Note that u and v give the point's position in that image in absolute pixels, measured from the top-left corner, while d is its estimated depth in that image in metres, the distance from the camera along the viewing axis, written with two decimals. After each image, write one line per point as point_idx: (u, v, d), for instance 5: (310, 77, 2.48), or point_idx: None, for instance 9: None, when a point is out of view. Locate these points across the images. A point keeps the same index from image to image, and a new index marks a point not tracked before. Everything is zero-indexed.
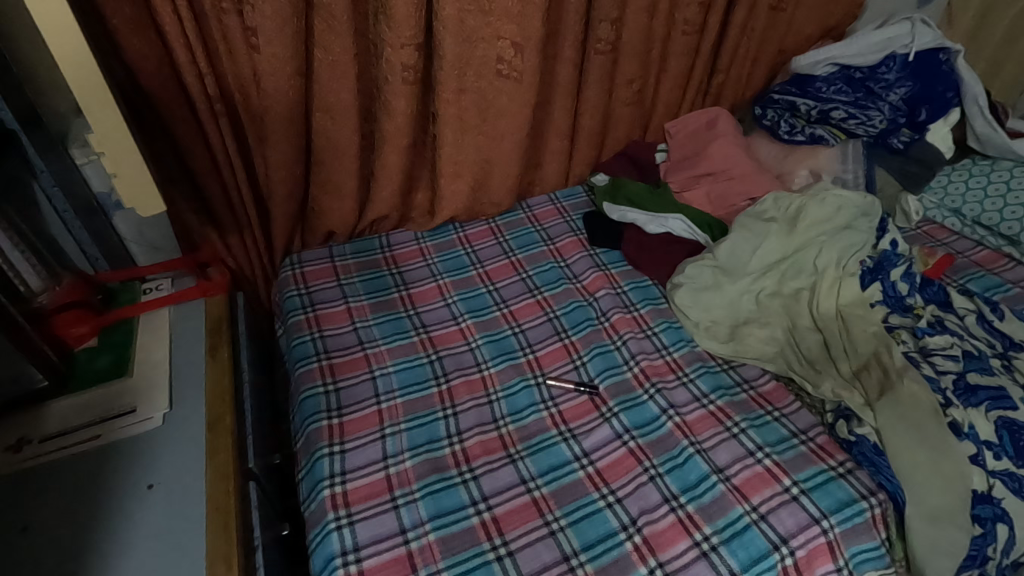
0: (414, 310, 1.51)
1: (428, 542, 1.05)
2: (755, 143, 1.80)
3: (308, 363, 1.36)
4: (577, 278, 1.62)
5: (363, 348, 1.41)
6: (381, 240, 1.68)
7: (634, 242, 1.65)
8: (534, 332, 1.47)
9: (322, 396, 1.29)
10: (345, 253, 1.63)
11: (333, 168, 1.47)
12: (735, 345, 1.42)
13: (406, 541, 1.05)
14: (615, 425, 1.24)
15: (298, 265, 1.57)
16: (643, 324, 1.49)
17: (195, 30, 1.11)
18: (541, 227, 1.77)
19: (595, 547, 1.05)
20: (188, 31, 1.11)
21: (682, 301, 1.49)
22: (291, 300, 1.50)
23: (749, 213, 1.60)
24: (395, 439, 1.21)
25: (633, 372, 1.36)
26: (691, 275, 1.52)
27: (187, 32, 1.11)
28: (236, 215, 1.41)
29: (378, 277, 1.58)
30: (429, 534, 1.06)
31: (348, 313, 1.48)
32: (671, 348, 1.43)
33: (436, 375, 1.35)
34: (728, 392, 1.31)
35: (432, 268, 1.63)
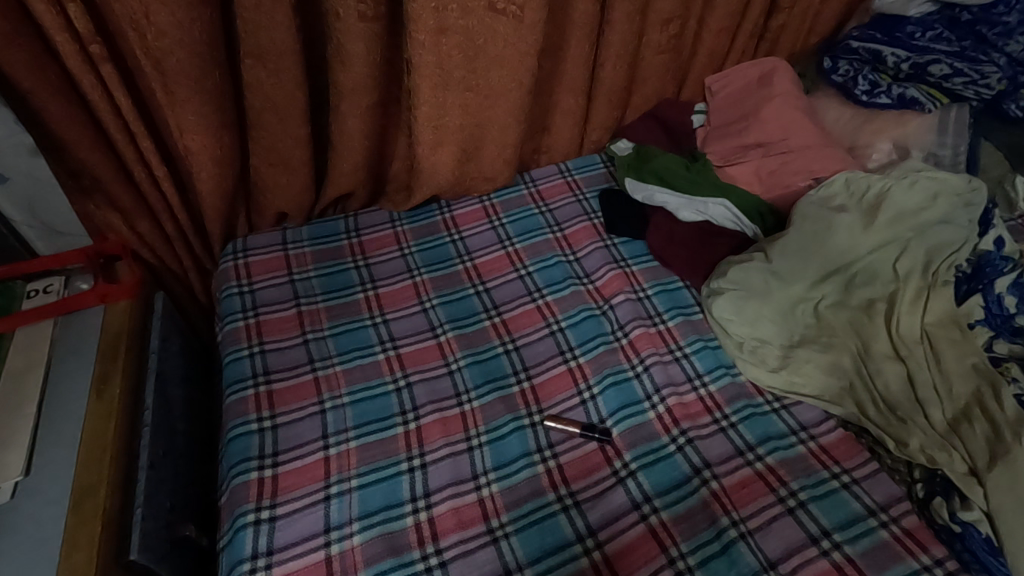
0: (382, 318, 1.20)
1: (351, 547, 0.88)
2: (820, 106, 1.43)
3: (243, 389, 1.07)
4: (589, 277, 1.30)
5: (314, 368, 1.11)
6: (348, 223, 1.37)
7: (663, 232, 1.31)
8: (532, 350, 1.16)
9: (255, 436, 1.01)
10: (303, 240, 1.32)
11: (276, 133, 1.14)
12: (789, 375, 1.11)
13: (327, 543, 0.89)
14: (632, 489, 0.96)
15: (242, 254, 1.27)
16: (670, 341, 1.18)
17: None
18: (546, 208, 1.43)
19: (546, 560, 0.88)
20: None
21: (721, 314, 1.17)
22: (231, 301, 1.21)
23: (814, 200, 1.23)
24: (342, 503, 0.93)
25: (657, 411, 1.06)
26: (736, 279, 1.17)
27: None
28: (147, 196, 1.08)
29: (340, 272, 1.28)
30: (354, 536, 0.89)
31: (299, 320, 1.19)
32: (706, 377, 1.12)
33: (403, 408, 1.06)
34: (782, 445, 1.02)
35: (408, 260, 1.31)
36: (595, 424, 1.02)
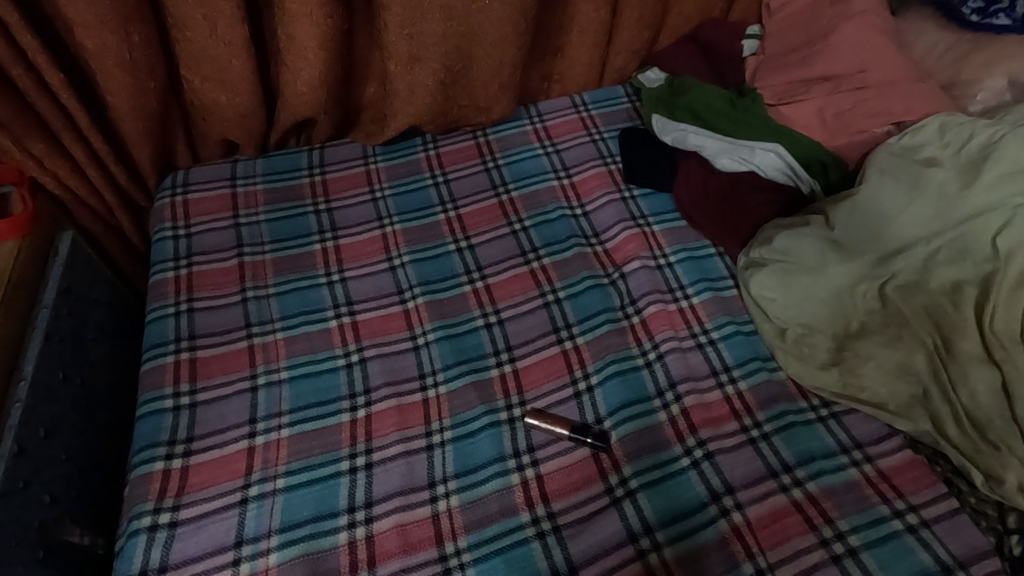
0: (339, 277, 0.98)
1: (264, 569, 0.70)
2: (909, 31, 1.12)
3: (162, 355, 0.88)
4: (597, 236, 1.05)
5: (249, 334, 0.91)
6: (311, 157, 1.14)
7: (695, 183, 1.05)
8: (518, 324, 0.93)
9: (168, 416, 0.82)
10: (256, 175, 1.10)
11: (203, 35, 0.90)
12: (843, 375, 0.86)
13: (236, 561, 0.70)
14: (630, 514, 0.74)
15: (181, 189, 1.07)
16: (692, 322, 0.94)
17: None
18: (553, 148, 1.17)
19: None
20: None
21: (758, 294, 0.94)
22: (163, 246, 1.01)
23: (896, 149, 0.96)
24: (260, 509, 0.74)
25: (670, 413, 0.83)
26: (782, 248, 0.94)
27: None
28: (38, 108, 0.86)
29: (296, 217, 1.06)
30: (271, 555, 0.71)
31: (238, 272, 0.98)
32: (735, 371, 0.89)
33: (352, 390, 0.86)
34: (828, 467, 0.78)
35: (379, 206, 1.08)
36: (590, 427, 0.80)
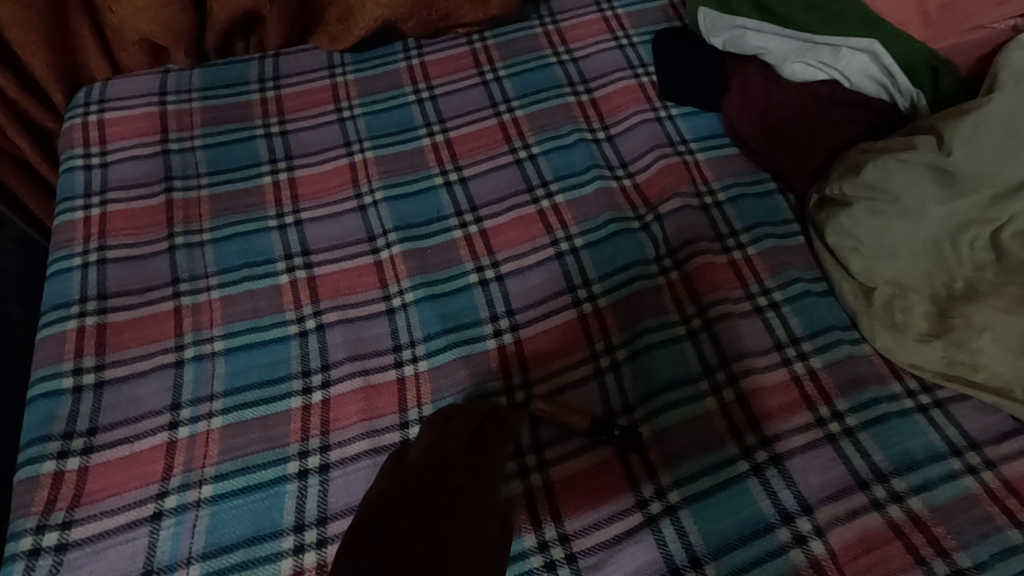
0: (294, 220, 0.77)
1: None
2: None
3: (64, 320, 0.68)
4: (624, 166, 0.83)
5: (176, 292, 0.71)
6: (262, 66, 0.90)
7: (754, 98, 0.82)
8: (522, 280, 0.72)
9: (66, 400, 0.63)
10: (191, 90, 0.87)
11: None
12: (950, 351, 0.65)
13: None
14: (670, 539, 0.55)
15: (96, 106, 0.84)
16: (748, 279, 0.72)
17: None
18: (568, 55, 0.92)
19: None
20: None
21: (837, 241, 0.72)
22: (71, 178, 0.79)
23: None
24: (179, 528, 0.56)
25: (721, 399, 0.63)
26: (872, 181, 0.70)
27: None
28: None
29: (242, 142, 0.83)
30: None
31: (166, 212, 0.77)
32: (805, 343, 0.67)
33: (305, 367, 0.66)
34: (936, 475, 0.58)
35: (347, 128, 0.85)
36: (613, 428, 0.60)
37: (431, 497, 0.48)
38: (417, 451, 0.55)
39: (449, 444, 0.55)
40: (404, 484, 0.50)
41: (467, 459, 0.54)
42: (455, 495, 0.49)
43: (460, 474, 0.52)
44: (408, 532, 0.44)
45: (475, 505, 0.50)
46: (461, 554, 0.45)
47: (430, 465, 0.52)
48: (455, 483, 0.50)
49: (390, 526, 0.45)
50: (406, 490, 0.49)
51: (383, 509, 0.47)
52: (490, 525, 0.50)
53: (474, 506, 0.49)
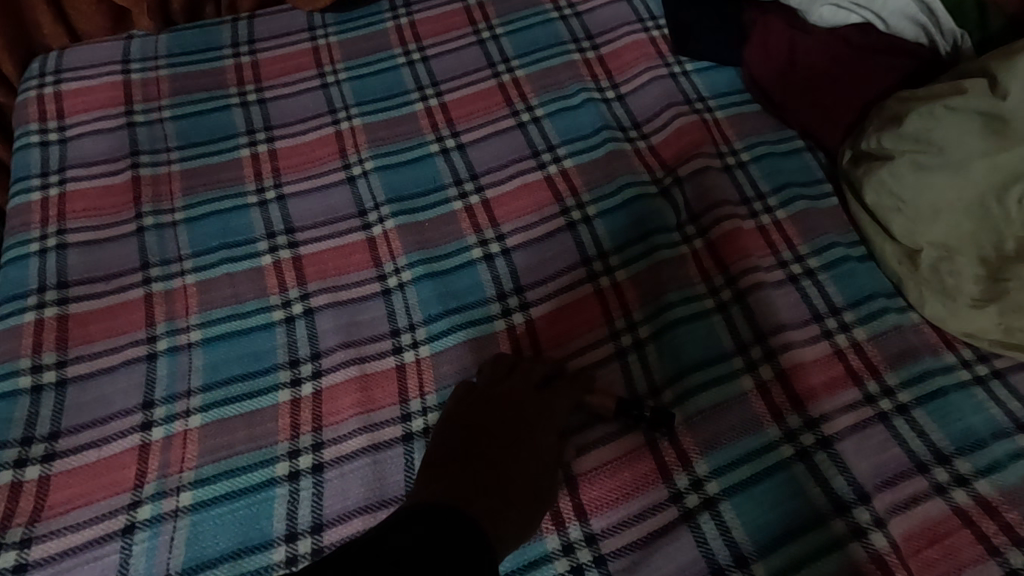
0: (275, 195, 0.69)
1: None
2: None
3: (19, 312, 0.61)
4: (637, 127, 0.75)
5: (146, 278, 0.64)
6: (235, 30, 0.82)
7: (777, 49, 0.74)
8: (530, 253, 0.65)
9: (23, 402, 0.56)
10: (157, 57, 0.79)
11: None
12: (1007, 316, 0.58)
13: None
14: (710, 534, 0.49)
15: (52, 77, 0.76)
16: (779, 244, 0.66)
17: None
18: (571, 10, 0.84)
19: None
20: None
21: (877, 201, 0.65)
22: (26, 156, 0.71)
23: None
24: (154, 542, 0.50)
25: (757, 378, 0.57)
26: (915, 131, 0.63)
27: None
28: None
29: (215, 112, 0.75)
30: None
31: (132, 191, 0.69)
32: (847, 314, 0.61)
33: (294, 357, 0.59)
34: (1004, 454, 0.52)
35: (331, 94, 0.77)
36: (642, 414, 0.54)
37: (500, 433, 0.50)
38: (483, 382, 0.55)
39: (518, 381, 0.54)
40: (473, 419, 0.51)
41: (531, 394, 0.54)
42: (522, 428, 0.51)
43: (528, 413, 0.52)
44: (481, 469, 0.47)
45: (540, 437, 0.51)
46: (528, 483, 0.48)
47: (500, 398, 0.53)
48: (522, 416, 0.52)
49: (462, 463, 0.47)
50: (476, 425, 0.51)
51: (454, 445, 0.49)
52: (556, 454, 0.52)
53: (540, 440, 0.51)
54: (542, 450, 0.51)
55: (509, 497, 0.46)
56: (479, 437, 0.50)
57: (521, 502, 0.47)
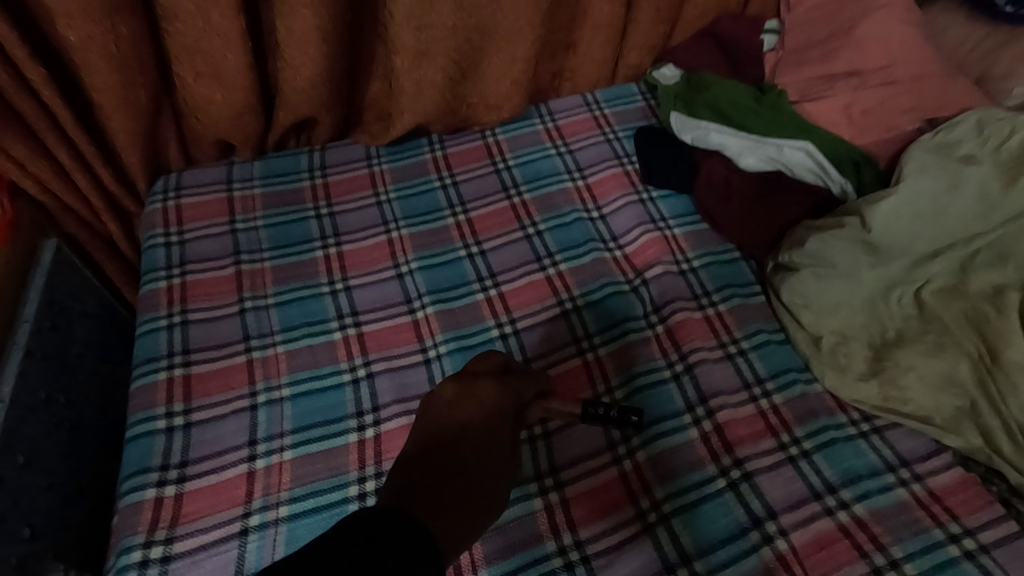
0: (343, 286, 0.92)
1: None
2: (938, 24, 1.07)
3: (154, 372, 0.81)
4: (616, 240, 1.00)
5: (248, 348, 0.85)
6: (312, 159, 1.07)
7: (717, 183, 1.00)
8: (536, 335, 0.88)
9: (160, 438, 0.76)
10: (253, 179, 1.04)
11: (196, 27, 0.83)
12: (883, 387, 0.80)
13: None
14: (664, 542, 0.69)
15: (174, 194, 1.00)
16: (720, 331, 0.88)
17: None
18: (566, 148, 1.11)
19: None
20: None
21: (791, 299, 0.88)
22: (155, 254, 0.94)
23: (932, 145, 0.91)
24: (262, 541, 0.69)
25: (701, 430, 0.77)
26: (814, 252, 0.86)
27: None
28: (13, 102, 0.79)
29: (296, 221, 1.00)
30: None
31: (236, 282, 0.92)
32: (769, 384, 0.83)
33: (359, 408, 0.80)
34: (876, 487, 0.72)
35: (384, 210, 1.02)
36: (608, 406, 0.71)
37: (456, 442, 0.64)
38: (448, 397, 0.69)
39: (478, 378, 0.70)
40: (438, 431, 0.65)
41: (474, 403, 0.68)
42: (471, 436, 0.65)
43: (479, 414, 0.67)
44: (433, 476, 0.60)
45: (488, 445, 0.66)
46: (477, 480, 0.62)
47: (456, 412, 0.67)
48: (474, 424, 0.66)
49: (424, 476, 0.60)
50: (436, 439, 0.65)
51: (420, 456, 0.63)
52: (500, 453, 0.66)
53: (487, 442, 0.66)
54: (491, 451, 0.65)
55: (462, 494, 0.59)
56: (436, 446, 0.64)
57: (474, 495, 0.61)
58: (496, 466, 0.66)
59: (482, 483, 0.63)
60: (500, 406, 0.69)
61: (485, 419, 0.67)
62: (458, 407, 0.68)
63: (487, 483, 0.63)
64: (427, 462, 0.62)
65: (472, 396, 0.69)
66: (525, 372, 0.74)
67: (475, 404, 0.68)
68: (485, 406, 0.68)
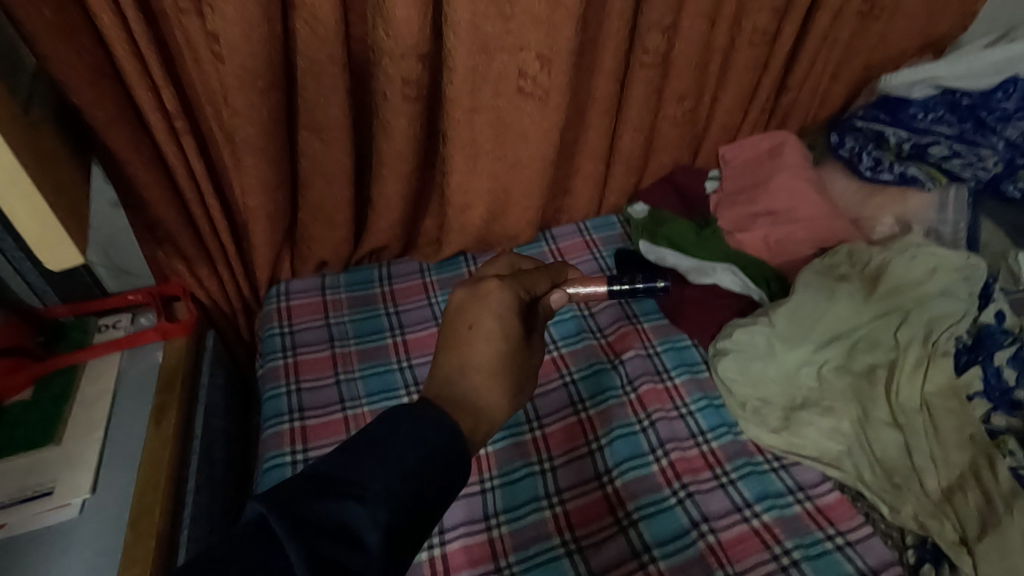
0: (408, 364, 1.30)
1: None
2: (827, 178, 1.52)
3: (278, 423, 1.18)
4: (602, 332, 1.37)
5: (344, 408, 1.21)
6: (381, 272, 1.47)
7: (672, 292, 1.38)
8: (545, 401, 1.22)
9: (288, 468, 1.11)
10: (339, 286, 1.43)
11: (323, 194, 1.26)
12: (789, 437, 1.14)
13: None
14: (633, 538, 1.01)
15: (285, 298, 1.38)
16: (675, 398, 1.23)
17: (156, 58, 0.93)
18: (565, 264, 1.52)
19: None
20: (148, 60, 0.93)
21: (725, 375, 1.22)
22: (272, 340, 1.31)
23: (817, 268, 1.30)
24: None
25: (661, 465, 1.12)
26: (739, 341, 1.22)
27: (147, 65, 0.93)
28: (205, 242, 1.20)
29: (371, 317, 1.38)
30: None
31: (333, 361, 1.29)
32: (709, 435, 1.18)
33: None
34: (779, 504, 1.07)
35: (434, 309, 1.41)
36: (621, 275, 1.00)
37: (469, 338, 0.76)
38: (460, 301, 0.80)
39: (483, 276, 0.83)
40: (453, 331, 0.77)
41: (480, 304, 0.78)
42: (480, 330, 0.76)
43: (487, 311, 0.78)
44: (456, 369, 0.73)
45: (497, 335, 0.76)
46: (493, 366, 0.74)
47: (467, 312, 0.78)
48: (481, 321, 0.77)
49: (449, 370, 0.73)
50: (454, 338, 0.76)
51: (444, 355, 0.75)
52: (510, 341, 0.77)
53: (496, 330, 0.77)
54: (501, 340, 0.76)
55: (479, 382, 0.72)
56: (455, 343, 0.76)
57: (492, 378, 0.73)
58: (510, 352, 0.77)
59: (497, 368, 0.74)
60: (503, 301, 0.79)
61: (490, 314, 0.77)
62: (468, 307, 0.79)
63: (504, 366, 0.75)
64: (449, 358, 0.74)
65: (479, 293, 0.80)
66: (526, 277, 0.85)
67: (480, 302, 0.78)
68: (489, 305, 0.78)
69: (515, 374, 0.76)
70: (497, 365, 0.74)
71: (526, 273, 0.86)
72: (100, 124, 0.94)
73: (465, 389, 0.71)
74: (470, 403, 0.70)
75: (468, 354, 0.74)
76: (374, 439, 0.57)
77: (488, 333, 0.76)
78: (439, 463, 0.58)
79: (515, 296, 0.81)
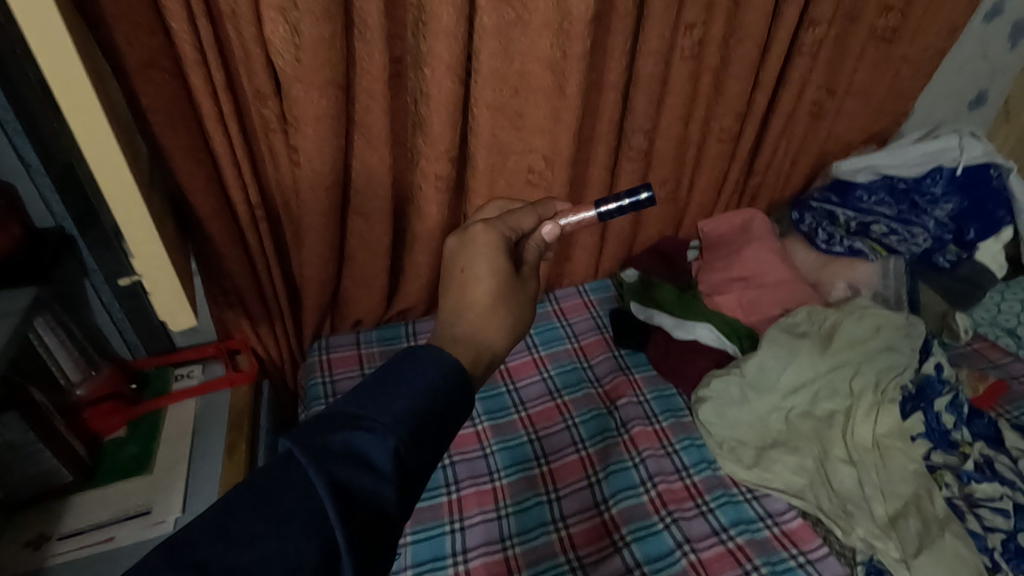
0: None
1: None
2: (790, 249, 1.78)
3: (318, 402, 1.47)
4: (599, 380, 1.59)
5: None
6: (408, 328, 1.70)
7: (659, 347, 1.60)
8: (550, 441, 1.42)
9: None
10: (373, 342, 1.65)
11: (365, 265, 1.52)
12: (761, 472, 1.34)
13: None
14: (627, 557, 1.20)
15: (325, 351, 1.61)
16: (663, 438, 1.43)
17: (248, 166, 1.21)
18: (567, 322, 1.76)
19: None
20: (245, 167, 1.21)
21: (705, 418, 1.42)
22: (317, 390, 1.50)
23: (782, 325, 1.52)
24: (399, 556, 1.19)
25: (650, 495, 1.31)
26: (717, 391, 1.44)
27: (244, 170, 1.21)
28: (267, 305, 1.45)
29: None
30: None
31: None
32: (691, 470, 1.37)
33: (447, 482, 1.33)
34: (750, 528, 1.26)
35: None
36: (605, 196, 1.06)
37: (464, 279, 0.88)
38: (453, 252, 0.92)
39: (473, 225, 0.95)
40: (451, 278, 0.89)
41: (470, 251, 0.90)
42: (472, 272, 0.88)
43: (475, 255, 0.90)
44: (459, 307, 0.85)
45: (487, 273, 0.88)
46: (487, 296, 0.86)
47: (460, 260, 0.90)
48: (471, 264, 0.89)
49: (452, 309, 0.85)
50: (453, 282, 0.88)
51: (447, 298, 0.87)
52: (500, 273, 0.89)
53: (485, 270, 0.88)
54: (492, 276, 0.88)
55: (478, 311, 0.84)
56: (454, 286, 0.88)
57: (488, 309, 0.85)
58: (503, 281, 0.88)
59: (492, 302, 0.86)
60: (488, 242, 0.91)
61: (478, 256, 0.89)
62: (460, 255, 0.91)
63: (498, 295, 0.87)
64: (452, 299, 0.87)
65: (468, 240, 0.92)
66: (510, 218, 0.97)
67: (470, 247, 0.91)
68: (478, 251, 0.90)
69: (510, 303, 0.87)
70: (493, 300, 0.86)
71: (512, 214, 0.98)
72: (205, 216, 1.21)
73: (466, 322, 0.83)
74: (473, 334, 0.81)
75: (465, 292, 0.86)
76: (383, 378, 0.65)
77: (479, 272, 0.88)
78: (441, 394, 0.66)
79: (500, 238, 0.92)
